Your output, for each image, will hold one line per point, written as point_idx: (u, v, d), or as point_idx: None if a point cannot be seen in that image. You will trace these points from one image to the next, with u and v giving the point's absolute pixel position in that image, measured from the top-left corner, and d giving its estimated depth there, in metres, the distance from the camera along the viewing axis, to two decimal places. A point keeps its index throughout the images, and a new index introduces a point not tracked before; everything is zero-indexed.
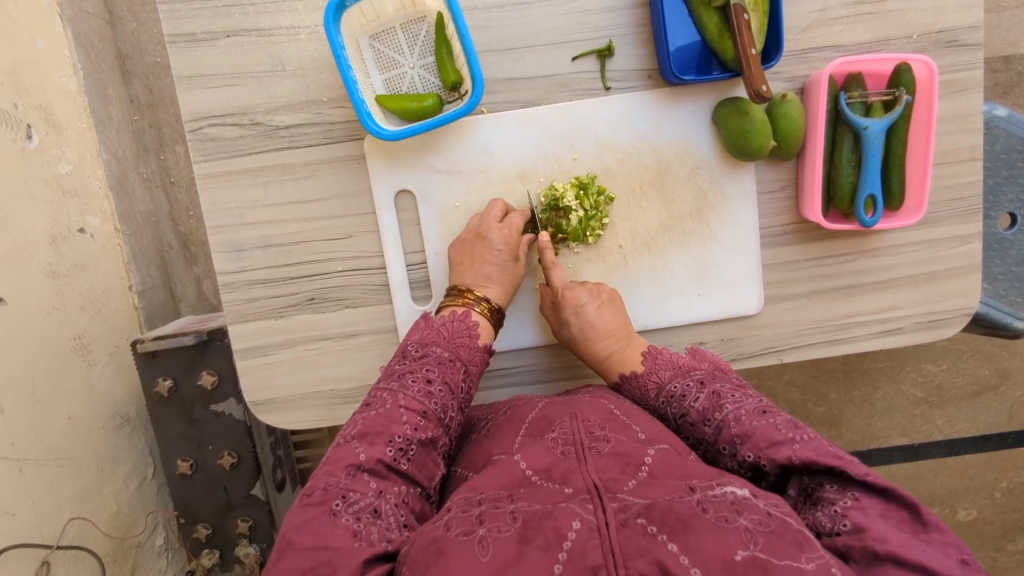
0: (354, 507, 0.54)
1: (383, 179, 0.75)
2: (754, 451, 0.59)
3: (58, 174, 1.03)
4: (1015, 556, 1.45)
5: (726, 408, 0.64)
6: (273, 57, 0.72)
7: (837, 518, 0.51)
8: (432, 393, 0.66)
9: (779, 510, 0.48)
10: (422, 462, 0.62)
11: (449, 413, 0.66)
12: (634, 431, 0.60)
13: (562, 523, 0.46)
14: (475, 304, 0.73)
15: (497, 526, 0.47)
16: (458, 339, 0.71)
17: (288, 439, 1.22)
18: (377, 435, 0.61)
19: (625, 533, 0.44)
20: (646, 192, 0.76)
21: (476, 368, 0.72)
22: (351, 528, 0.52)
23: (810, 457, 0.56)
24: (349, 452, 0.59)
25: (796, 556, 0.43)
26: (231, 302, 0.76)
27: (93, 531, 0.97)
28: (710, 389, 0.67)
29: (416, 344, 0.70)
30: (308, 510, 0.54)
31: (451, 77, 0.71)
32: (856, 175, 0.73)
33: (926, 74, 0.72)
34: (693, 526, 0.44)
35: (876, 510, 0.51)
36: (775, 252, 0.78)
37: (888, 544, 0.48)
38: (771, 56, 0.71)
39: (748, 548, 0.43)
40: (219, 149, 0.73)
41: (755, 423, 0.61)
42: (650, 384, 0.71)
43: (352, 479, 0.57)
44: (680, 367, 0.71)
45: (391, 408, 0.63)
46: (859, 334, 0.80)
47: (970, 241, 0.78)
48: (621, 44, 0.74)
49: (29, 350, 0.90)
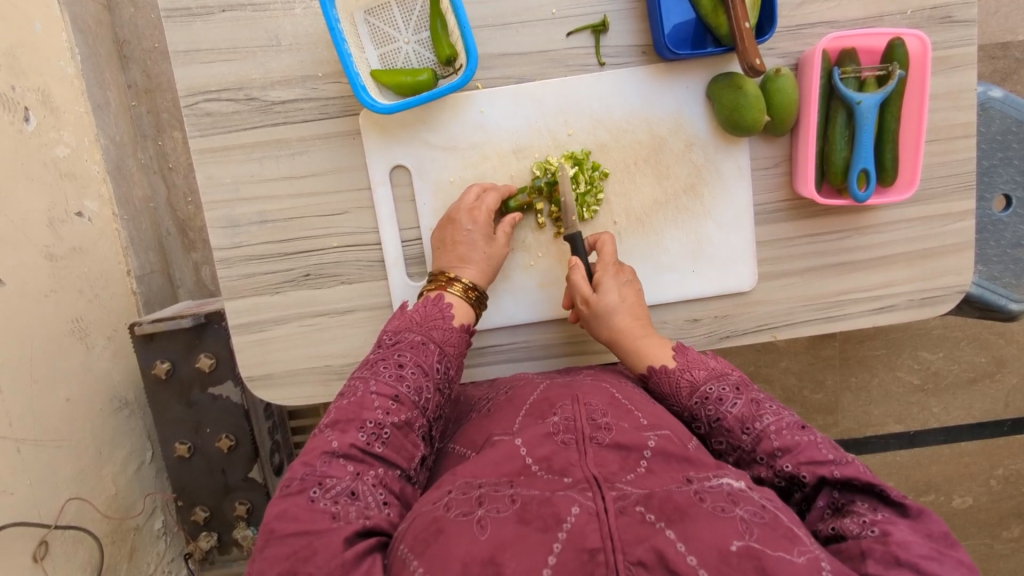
0: (332, 492, 0.55)
1: (378, 154, 0.75)
2: (794, 463, 0.58)
3: (56, 158, 1.03)
4: (1011, 543, 1.45)
5: (767, 418, 0.62)
6: (268, 32, 0.72)
7: (865, 525, 0.51)
8: (403, 376, 0.65)
9: (772, 504, 0.49)
10: (400, 444, 0.61)
11: (424, 395, 0.65)
12: (636, 416, 0.60)
13: (561, 508, 0.46)
14: (450, 286, 0.73)
15: (496, 507, 0.48)
16: (431, 323, 0.70)
17: (286, 423, 1.22)
18: (349, 422, 0.61)
19: (624, 519, 0.45)
20: (640, 168, 0.77)
21: (452, 349, 0.70)
22: (329, 512, 0.53)
23: (851, 473, 0.56)
24: (322, 441, 0.60)
25: (789, 548, 0.44)
26: (227, 278, 0.76)
27: (91, 513, 0.98)
28: (748, 396, 0.64)
29: (390, 332, 0.70)
30: (285, 499, 0.54)
31: (445, 51, 0.71)
32: (849, 151, 0.73)
33: (920, 48, 0.72)
34: (690, 514, 0.45)
35: (903, 524, 0.51)
36: (769, 229, 0.79)
37: (912, 552, 0.48)
38: (765, 31, 0.72)
39: (742, 538, 0.44)
40: (214, 125, 0.73)
41: (799, 437, 0.60)
42: (682, 383, 0.68)
43: (328, 466, 0.57)
44: (714, 368, 0.68)
45: (362, 395, 0.63)
46: (853, 311, 0.80)
47: (963, 218, 0.78)
48: (615, 19, 0.74)
49: (27, 330, 0.90)
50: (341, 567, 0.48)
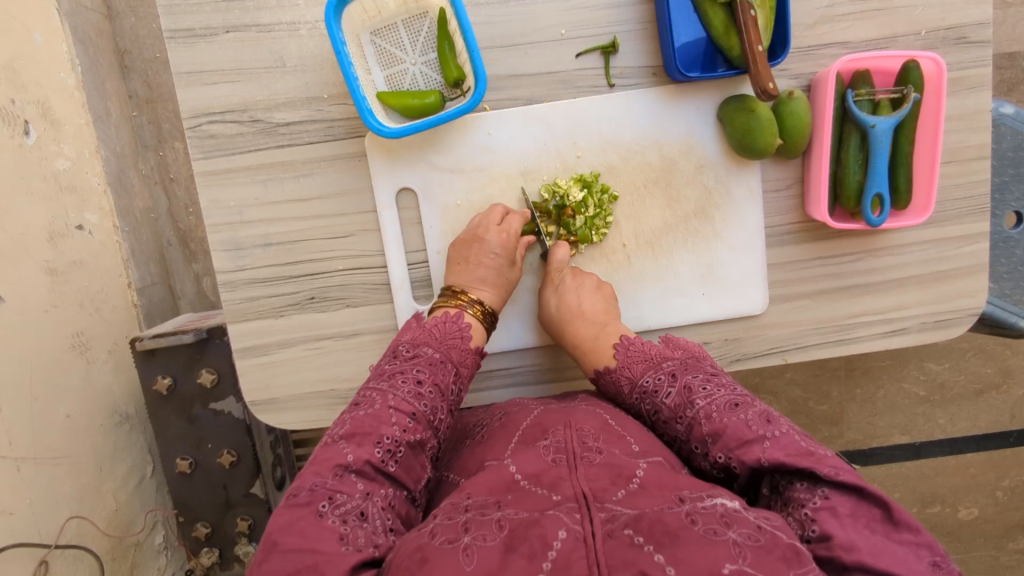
0: (341, 509, 0.54)
1: (384, 176, 0.74)
2: (725, 453, 0.58)
3: (56, 170, 1.02)
4: (1017, 555, 1.44)
5: (697, 404, 0.62)
6: (272, 53, 0.71)
7: (806, 523, 0.51)
8: (422, 394, 0.64)
9: (770, 523, 0.48)
10: (410, 465, 0.61)
11: (438, 415, 0.65)
12: (629, 442, 0.60)
13: (548, 531, 0.45)
14: (468, 306, 0.72)
15: (483, 534, 0.47)
16: (450, 340, 0.70)
17: (287, 438, 1.21)
18: (365, 436, 0.60)
19: (611, 543, 0.44)
20: (650, 190, 0.75)
21: (466, 370, 0.71)
22: (337, 532, 0.51)
23: (780, 458, 0.55)
24: (336, 453, 0.58)
25: (784, 572, 0.43)
26: (231, 301, 0.75)
27: (91, 530, 0.97)
28: (681, 383, 0.65)
29: (407, 344, 0.69)
30: (293, 510, 0.53)
31: (453, 74, 0.70)
32: (863, 175, 0.72)
33: (935, 71, 0.71)
34: (680, 537, 0.44)
35: (847, 509, 0.51)
36: (780, 251, 0.77)
37: (855, 553, 0.49)
38: (778, 54, 0.71)
39: (735, 562, 0.43)
40: (218, 146, 0.72)
41: (726, 419, 0.59)
42: (622, 380, 0.70)
43: (340, 481, 0.56)
44: (652, 357, 0.69)
45: (380, 408, 0.62)
46: (865, 333, 0.79)
47: (977, 240, 0.77)
48: (625, 41, 0.73)
49: (28, 349, 0.89)
50: None
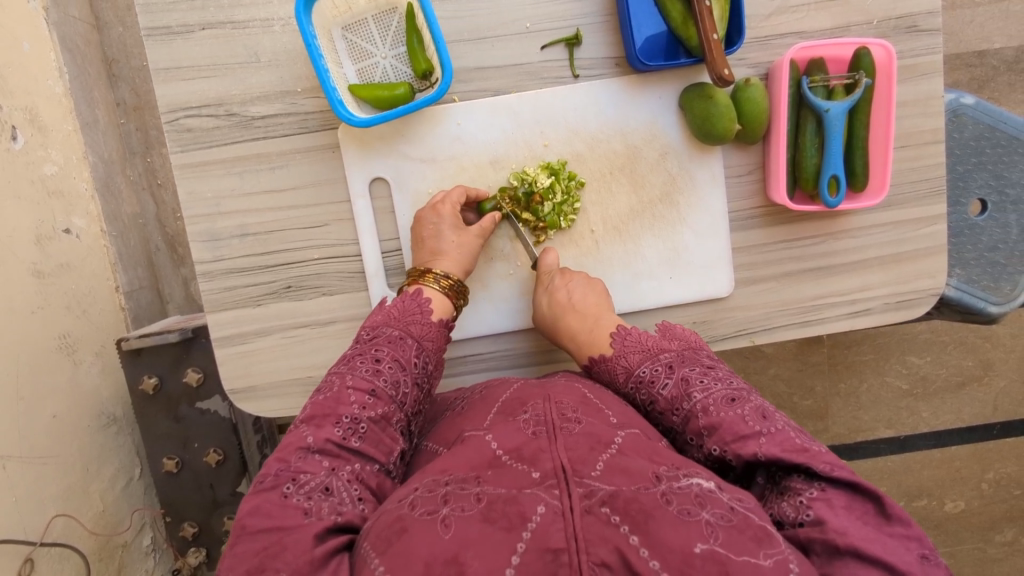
0: (306, 488, 0.55)
1: (357, 167, 0.76)
2: (720, 445, 0.59)
3: (44, 176, 1.04)
4: (1004, 547, 1.45)
5: (695, 396, 0.63)
6: (247, 49, 0.73)
7: (801, 509, 0.52)
8: (380, 371, 0.65)
9: (743, 505, 0.50)
10: (378, 438, 0.61)
11: (402, 389, 0.66)
12: (606, 415, 0.61)
13: (527, 507, 0.47)
14: (428, 279, 0.74)
15: (461, 506, 0.48)
16: (409, 317, 0.71)
17: (274, 436, 1.22)
18: (325, 418, 0.61)
19: (588, 519, 0.46)
20: (616, 177, 0.78)
21: (431, 343, 0.71)
22: (301, 507, 0.53)
23: (776, 453, 0.56)
24: (297, 437, 0.60)
25: (755, 551, 0.45)
26: (210, 292, 0.77)
27: (78, 529, 0.98)
28: (679, 375, 0.66)
29: (367, 329, 0.71)
30: (260, 494, 0.54)
31: (421, 66, 0.72)
32: (820, 158, 0.74)
33: (885, 57, 0.74)
34: (655, 516, 0.46)
35: (842, 501, 0.52)
36: (744, 235, 0.80)
37: (847, 537, 0.50)
38: (734, 42, 0.73)
39: (707, 542, 0.45)
40: (195, 140, 0.74)
41: (724, 413, 0.60)
42: (619, 370, 0.71)
43: (303, 462, 0.58)
44: (649, 349, 0.70)
45: (338, 390, 0.63)
46: (830, 315, 0.81)
47: (935, 222, 0.80)
48: (588, 33, 0.76)
49: (14, 348, 0.91)
50: (309, 564, 0.48)
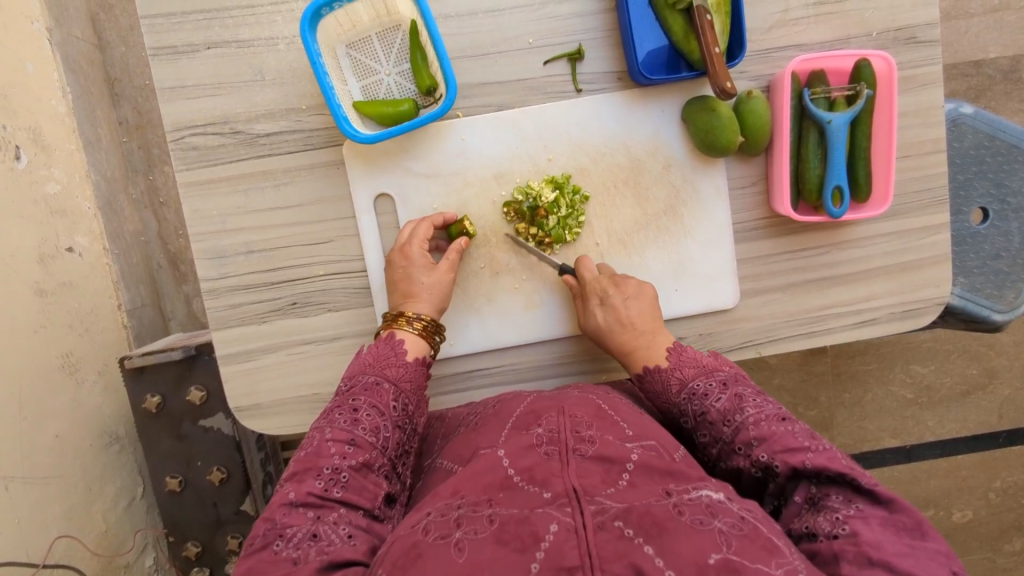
0: (293, 540, 0.55)
1: (362, 184, 0.76)
2: (769, 452, 0.59)
3: (47, 195, 1.04)
4: (1013, 557, 1.44)
5: (747, 411, 0.64)
6: (252, 67, 0.74)
7: (837, 523, 0.52)
8: (358, 420, 0.65)
9: (751, 514, 0.50)
10: (360, 486, 0.61)
11: (382, 434, 0.65)
12: (622, 427, 0.61)
13: (539, 528, 0.47)
14: (406, 324, 0.73)
15: (474, 528, 0.48)
16: (384, 361, 0.70)
17: (278, 454, 1.21)
18: (306, 471, 0.61)
19: (602, 535, 0.45)
20: (620, 190, 0.78)
21: (409, 384, 0.70)
22: (291, 557, 0.53)
23: (823, 463, 0.56)
24: (280, 494, 0.60)
25: (767, 560, 0.45)
26: (214, 309, 0.77)
27: (81, 551, 0.97)
28: (733, 391, 0.66)
29: (345, 379, 0.70)
30: (250, 556, 0.54)
31: (425, 81, 0.73)
32: (823, 168, 0.75)
33: (886, 68, 0.74)
34: (668, 528, 0.46)
35: (877, 517, 0.52)
36: (748, 246, 0.80)
37: (881, 551, 0.49)
38: (736, 55, 0.74)
39: (721, 551, 0.44)
40: (200, 158, 0.74)
41: (775, 428, 0.61)
42: (672, 380, 0.71)
43: (288, 516, 0.57)
44: (704, 366, 0.71)
45: (318, 443, 0.63)
46: (835, 325, 0.81)
47: (939, 231, 0.80)
48: (590, 48, 0.76)
49: (17, 367, 0.90)
50: None
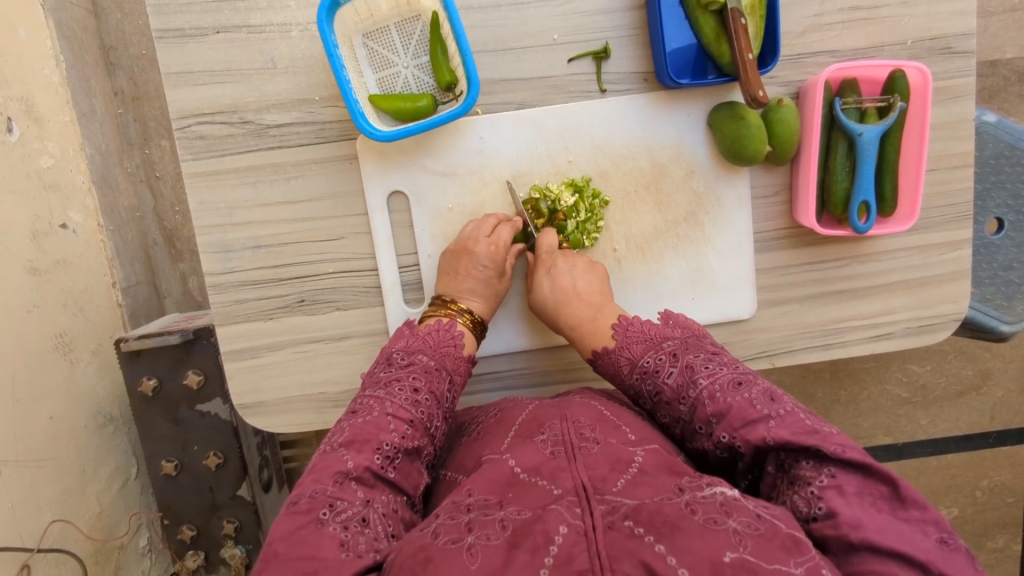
0: (342, 516, 0.53)
1: (375, 180, 0.74)
2: (728, 431, 0.58)
3: (40, 168, 1.01)
4: (995, 553, 1.46)
5: (700, 383, 0.63)
6: (263, 54, 0.70)
7: (813, 502, 0.51)
8: (418, 402, 0.65)
9: (769, 512, 0.48)
10: (407, 471, 0.62)
11: (435, 422, 0.66)
12: (624, 432, 0.60)
13: (550, 526, 0.45)
14: (458, 315, 0.73)
15: (486, 533, 0.47)
16: (444, 349, 0.71)
17: (274, 439, 1.21)
18: (365, 443, 0.60)
19: (612, 535, 0.44)
20: (640, 195, 0.76)
21: (460, 378, 0.71)
22: (338, 538, 0.51)
23: (784, 435, 0.55)
24: (336, 460, 0.59)
25: (786, 560, 0.43)
26: (219, 303, 0.75)
27: (75, 534, 0.95)
28: (683, 362, 0.65)
29: (402, 352, 0.70)
30: (295, 520, 0.53)
31: (446, 77, 0.70)
32: (850, 181, 0.73)
33: (920, 80, 0.72)
34: (681, 527, 0.44)
35: (851, 487, 0.51)
36: (768, 256, 0.78)
37: (861, 531, 0.47)
38: (767, 62, 0.71)
39: (736, 551, 0.42)
40: (207, 148, 0.71)
41: (731, 398, 0.60)
42: (622, 361, 0.70)
43: (340, 488, 0.56)
44: (651, 337, 0.70)
45: (379, 416, 0.63)
46: (850, 338, 0.80)
47: (960, 247, 0.78)
48: (616, 46, 0.73)
49: (10, 349, 0.88)
50: None
